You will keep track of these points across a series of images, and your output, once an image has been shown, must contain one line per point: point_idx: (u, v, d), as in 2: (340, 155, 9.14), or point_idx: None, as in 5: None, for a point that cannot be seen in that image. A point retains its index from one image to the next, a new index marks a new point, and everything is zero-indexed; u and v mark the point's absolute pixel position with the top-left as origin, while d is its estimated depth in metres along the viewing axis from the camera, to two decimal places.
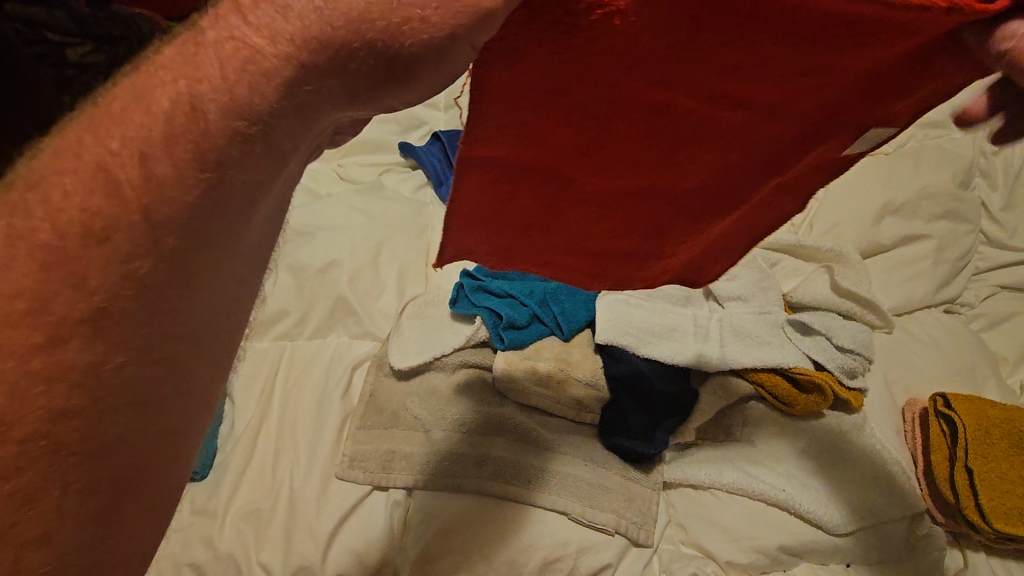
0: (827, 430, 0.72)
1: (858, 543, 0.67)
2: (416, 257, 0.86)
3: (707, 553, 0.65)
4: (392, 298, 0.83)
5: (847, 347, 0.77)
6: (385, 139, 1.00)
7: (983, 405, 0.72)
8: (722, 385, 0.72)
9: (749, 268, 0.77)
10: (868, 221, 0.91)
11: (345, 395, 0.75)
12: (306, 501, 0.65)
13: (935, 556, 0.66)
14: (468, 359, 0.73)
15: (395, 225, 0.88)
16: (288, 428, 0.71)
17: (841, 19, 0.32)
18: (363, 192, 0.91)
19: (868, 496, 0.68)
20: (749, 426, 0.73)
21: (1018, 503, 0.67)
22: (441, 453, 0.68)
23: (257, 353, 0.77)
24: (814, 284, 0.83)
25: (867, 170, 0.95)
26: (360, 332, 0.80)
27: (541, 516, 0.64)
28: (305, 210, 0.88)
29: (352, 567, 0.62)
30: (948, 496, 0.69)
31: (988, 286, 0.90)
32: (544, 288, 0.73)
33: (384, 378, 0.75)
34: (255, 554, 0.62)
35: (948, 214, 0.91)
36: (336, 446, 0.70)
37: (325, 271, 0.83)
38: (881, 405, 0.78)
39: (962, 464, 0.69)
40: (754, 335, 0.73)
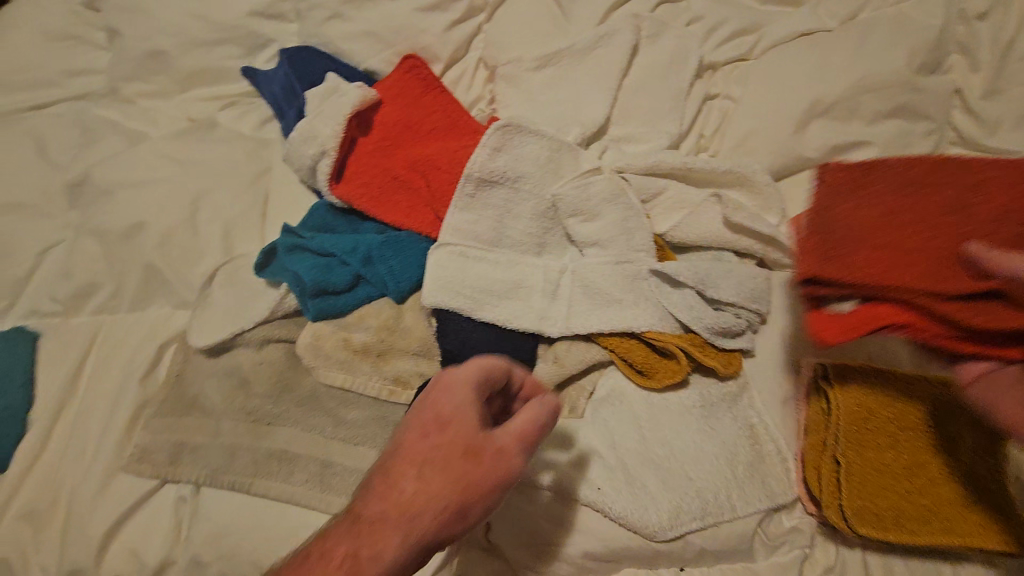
0: (686, 404, 0.62)
1: (753, 545, 0.58)
2: (246, 212, 0.80)
3: (551, 565, 0.57)
4: (214, 261, 0.77)
5: (727, 302, 0.63)
6: (225, 66, 0.91)
7: (877, 371, 0.60)
8: (567, 353, 0.64)
9: (613, 205, 0.67)
10: (788, 127, 0.71)
11: (147, 375, 0.70)
12: (85, 500, 0.63)
13: (794, 556, 0.58)
14: (275, 334, 0.69)
15: (229, 178, 0.81)
16: (84, 416, 0.68)
17: (909, 188, 0.54)
18: (191, 135, 0.85)
19: (726, 474, 0.58)
20: (601, 398, 0.64)
21: (890, 503, 0.57)
22: (222, 446, 0.64)
23: (68, 331, 0.75)
24: (703, 218, 0.68)
25: (794, 59, 0.73)
26: (179, 302, 0.76)
27: (312, 518, 0.61)
28: (113, 164, 0.81)
29: (128, 568, 0.60)
30: (817, 491, 0.58)
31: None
32: (370, 245, 0.70)
33: (190, 358, 0.70)
34: (34, 555, 0.62)
35: (899, 110, 0.70)
36: (128, 436, 0.67)
37: (132, 234, 0.77)
38: (772, 367, 0.64)
39: (831, 455, 0.58)
40: (603, 292, 0.64)
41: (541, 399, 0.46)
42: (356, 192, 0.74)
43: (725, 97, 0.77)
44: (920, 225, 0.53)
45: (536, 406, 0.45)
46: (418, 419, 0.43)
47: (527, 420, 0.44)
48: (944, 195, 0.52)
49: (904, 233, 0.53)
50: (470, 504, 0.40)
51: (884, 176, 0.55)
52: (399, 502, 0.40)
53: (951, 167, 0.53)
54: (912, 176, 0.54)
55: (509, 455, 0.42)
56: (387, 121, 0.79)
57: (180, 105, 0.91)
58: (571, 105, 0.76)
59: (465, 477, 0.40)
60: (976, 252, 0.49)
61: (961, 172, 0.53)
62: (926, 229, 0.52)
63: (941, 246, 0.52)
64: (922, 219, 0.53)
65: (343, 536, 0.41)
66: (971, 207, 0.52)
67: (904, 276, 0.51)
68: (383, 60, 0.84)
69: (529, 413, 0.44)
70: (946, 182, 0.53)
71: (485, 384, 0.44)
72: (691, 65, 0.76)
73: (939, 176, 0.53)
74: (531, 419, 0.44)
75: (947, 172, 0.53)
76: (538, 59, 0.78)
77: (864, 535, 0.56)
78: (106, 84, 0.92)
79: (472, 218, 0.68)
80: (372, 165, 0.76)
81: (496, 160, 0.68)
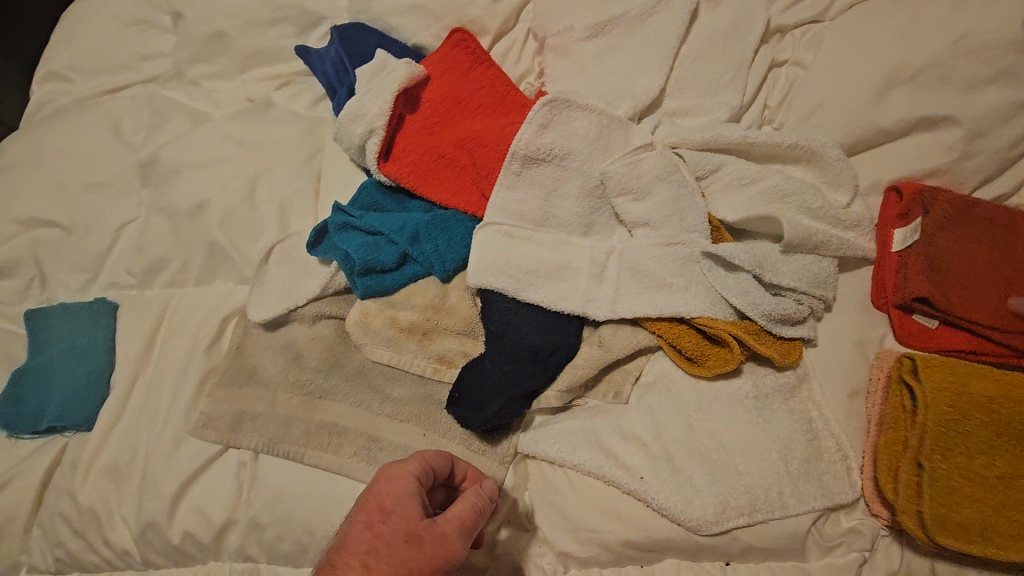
0: (738, 394, 0.59)
1: (806, 545, 0.55)
2: (300, 190, 0.82)
3: (591, 551, 0.56)
4: (271, 238, 0.79)
5: (786, 288, 0.60)
6: (281, 46, 0.93)
7: (971, 370, 0.55)
8: (613, 337, 0.62)
9: (664, 183, 0.64)
10: (866, 96, 0.65)
11: (211, 346, 0.75)
12: (157, 461, 0.68)
13: (850, 558, 0.55)
14: (327, 311, 0.71)
15: (285, 157, 0.83)
16: (157, 383, 0.73)
17: (961, 224, 0.61)
18: (249, 116, 0.87)
19: (779, 469, 0.55)
20: (647, 384, 0.62)
21: (977, 512, 0.52)
22: (277, 416, 0.68)
23: (142, 303, 0.80)
24: (764, 197, 0.63)
25: (876, 20, 0.67)
26: (238, 277, 0.79)
27: (359, 489, 0.63)
28: (179, 145, 0.85)
29: (196, 524, 0.65)
30: (890, 494, 0.54)
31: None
32: (417, 224, 0.71)
33: (250, 332, 0.73)
34: (117, 507, 0.68)
35: (1000, 74, 0.62)
36: (194, 403, 0.71)
37: (197, 212, 0.80)
38: (835, 358, 0.60)
39: (913, 456, 0.54)
40: (652, 275, 0.62)
41: (475, 489, 0.53)
42: (403, 170, 0.74)
43: (794, 64, 0.72)
44: (973, 273, 0.59)
45: (472, 495, 0.52)
46: (365, 508, 0.48)
47: (465, 507, 0.50)
48: (979, 210, 0.61)
49: (961, 262, 0.59)
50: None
51: (933, 218, 0.61)
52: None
53: (986, 212, 0.61)
54: (963, 219, 0.61)
55: (450, 539, 0.47)
56: (435, 98, 0.78)
57: (239, 85, 0.94)
58: (625, 76, 0.72)
59: (412, 560, 0.45)
60: (986, 221, 0.60)
61: (997, 226, 0.60)
62: (972, 246, 0.60)
63: (986, 280, 0.59)
64: (970, 258, 0.59)
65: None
66: (1000, 219, 0.60)
67: (966, 284, 0.59)
68: (432, 34, 0.83)
69: (465, 503, 0.50)
70: (978, 221, 0.60)
71: (425, 478, 0.51)
72: (756, 31, 0.71)
73: (978, 216, 0.61)
74: (469, 507, 0.50)
75: (983, 227, 0.60)
76: (590, 27, 0.74)
77: (949, 546, 0.51)
78: (172, 66, 0.96)
79: (518, 197, 0.67)
80: (419, 143, 0.76)
81: (543, 137, 0.66)
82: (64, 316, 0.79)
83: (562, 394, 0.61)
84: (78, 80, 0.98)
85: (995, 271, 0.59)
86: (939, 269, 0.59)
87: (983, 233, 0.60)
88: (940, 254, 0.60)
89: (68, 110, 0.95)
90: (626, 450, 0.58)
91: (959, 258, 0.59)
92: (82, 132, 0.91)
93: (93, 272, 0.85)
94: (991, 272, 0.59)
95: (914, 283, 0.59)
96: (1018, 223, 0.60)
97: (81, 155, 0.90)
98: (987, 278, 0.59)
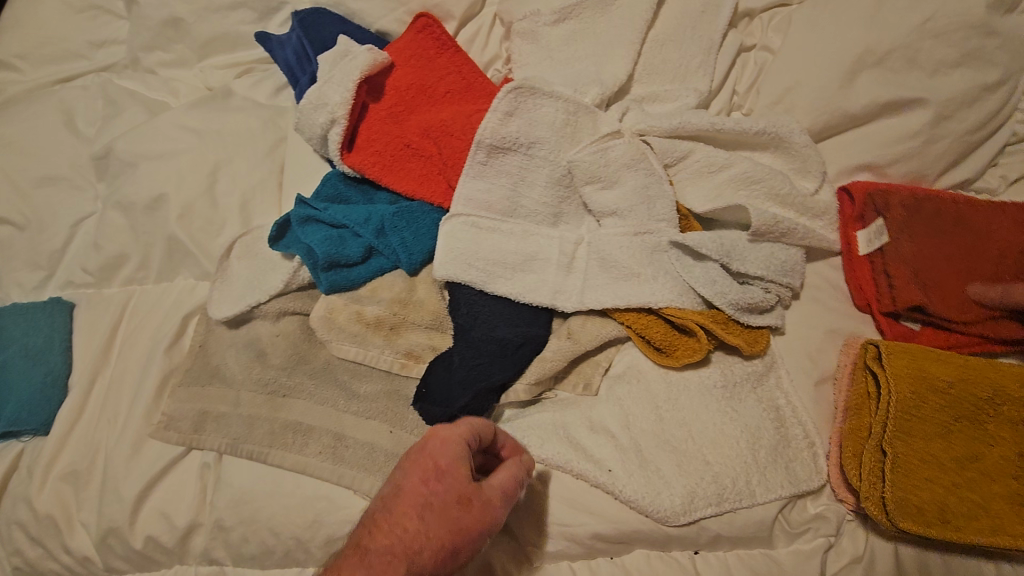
0: (706, 383, 0.59)
1: (773, 532, 0.55)
2: (262, 183, 0.79)
3: (560, 545, 0.56)
4: (233, 232, 0.77)
5: (754, 277, 0.59)
6: (240, 32, 0.89)
7: (934, 353, 0.55)
8: (581, 328, 0.61)
9: (631, 172, 0.63)
10: (833, 80, 0.64)
11: (173, 345, 0.72)
12: (117, 465, 0.66)
13: (816, 544, 0.55)
14: (290, 306, 0.69)
15: (246, 148, 0.80)
16: (117, 384, 0.71)
17: (922, 216, 0.60)
18: (209, 105, 0.84)
19: (747, 458, 0.55)
20: (616, 375, 0.62)
21: (938, 494, 0.52)
22: (241, 416, 0.66)
23: (100, 302, 0.77)
24: (731, 185, 0.63)
25: (843, 2, 0.66)
26: (200, 273, 0.77)
27: (327, 488, 0.62)
28: (135, 137, 0.82)
29: (159, 528, 0.64)
30: (853, 479, 0.54)
31: (1001, 172, 0.65)
32: (382, 215, 0.69)
33: (212, 330, 0.71)
34: (77, 513, 0.66)
35: (965, 57, 0.62)
36: (155, 404, 0.69)
37: (155, 207, 0.78)
38: (801, 346, 0.61)
39: (874, 442, 0.54)
40: (620, 266, 0.61)
41: (516, 460, 0.51)
42: (368, 161, 0.72)
43: (763, 49, 0.71)
44: (938, 265, 0.59)
45: (512, 467, 0.49)
46: (421, 464, 0.45)
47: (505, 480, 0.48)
48: (936, 200, 0.61)
49: (926, 257, 0.59)
50: (461, 546, 0.43)
51: (892, 217, 0.61)
52: (402, 545, 0.41)
53: (941, 199, 0.61)
54: (922, 210, 0.60)
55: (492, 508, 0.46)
56: (399, 85, 0.76)
57: (198, 73, 0.90)
58: (592, 62, 0.70)
59: (462, 523, 0.43)
60: (946, 210, 0.60)
61: (955, 213, 0.60)
62: (936, 240, 0.59)
63: (950, 272, 0.58)
64: (935, 252, 0.59)
65: (355, 563, 0.41)
66: (959, 206, 0.60)
67: (934, 279, 0.59)
68: (397, 20, 0.81)
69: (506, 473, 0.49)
70: (936, 210, 0.60)
71: (473, 442, 0.48)
72: (724, 15, 0.70)
73: (933, 205, 0.61)
74: (510, 477, 0.48)
75: (942, 215, 0.60)
76: (557, 11, 0.72)
77: (912, 530, 0.52)
78: (128, 54, 0.92)
79: (484, 187, 0.65)
80: (383, 132, 0.73)
81: (508, 125, 0.64)
82: (17, 317, 0.76)
83: (531, 388, 0.61)
84: (27, 70, 0.93)
85: (958, 259, 0.59)
86: (905, 270, 0.59)
87: (944, 224, 0.60)
88: (904, 253, 0.60)
89: (17, 101, 0.91)
90: (597, 444, 0.57)
91: (922, 255, 0.59)
92: (33, 124, 0.87)
93: (48, 271, 0.81)
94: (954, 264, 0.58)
95: (885, 293, 0.59)
96: (972, 205, 0.60)
97: (32, 149, 0.86)
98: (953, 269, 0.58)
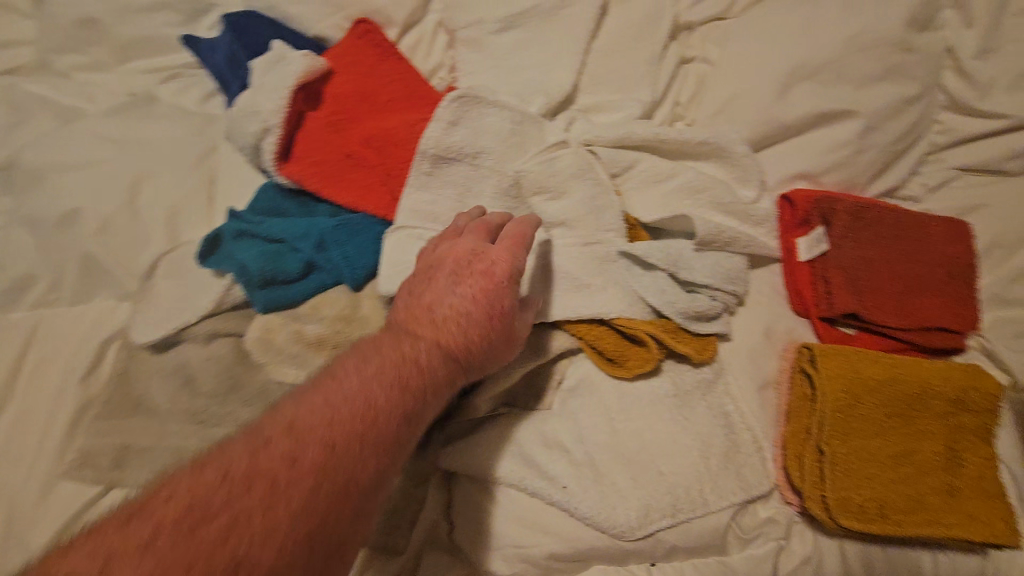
0: (657, 393, 0.58)
1: (726, 540, 0.56)
2: (191, 195, 0.74)
3: (515, 567, 0.54)
4: (159, 248, 0.71)
5: (700, 285, 0.60)
6: (165, 35, 0.84)
7: (870, 356, 0.57)
8: (535, 340, 0.60)
9: (576, 183, 0.63)
10: (769, 91, 0.66)
11: (89, 373, 0.66)
12: (23, 510, 0.59)
13: (768, 548, 0.56)
14: (223, 327, 0.65)
15: (172, 157, 0.75)
16: (20, 419, 0.64)
17: (861, 226, 0.63)
18: (131, 112, 0.78)
19: (699, 466, 0.55)
20: (569, 387, 0.60)
21: (877, 491, 0.54)
22: (168, 449, 0.61)
23: None
24: (676, 194, 0.64)
25: (775, 17, 0.68)
26: (121, 294, 0.71)
27: None
28: (45, 146, 0.75)
29: None
30: (797, 481, 0.56)
31: (923, 180, 0.68)
32: (322, 229, 0.66)
33: (134, 354, 0.65)
34: None
35: (888, 71, 0.65)
36: (69, 439, 0.63)
37: (67, 221, 0.71)
38: (749, 352, 0.61)
39: (815, 443, 0.56)
40: (569, 276, 0.60)
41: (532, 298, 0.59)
42: (306, 172, 0.69)
43: (702, 61, 0.73)
44: (875, 275, 0.62)
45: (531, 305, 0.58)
46: (478, 271, 0.53)
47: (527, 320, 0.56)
48: (875, 211, 0.63)
49: (864, 267, 0.62)
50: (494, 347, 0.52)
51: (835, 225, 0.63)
52: (441, 336, 0.50)
53: (880, 210, 0.63)
54: (861, 220, 0.63)
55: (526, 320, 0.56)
56: (339, 93, 0.73)
57: (119, 77, 0.84)
58: (537, 71, 0.70)
59: (474, 336, 0.51)
60: (884, 221, 0.63)
61: (891, 224, 0.63)
62: (872, 250, 0.63)
63: (885, 282, 0.62)
64: (872, 261, 0.62)
65: (417, 331, 0.50)
66: (896, 217, 0.63)
67: (871, 288, 0.62)
68: (335, 26, 0.78)
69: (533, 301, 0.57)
70: (875, 221, 0.63)
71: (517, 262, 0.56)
72: (665, 26, 0.71)
73: (872, 215, 0.63)
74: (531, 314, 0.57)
75: (880, 226, 0.63)
76: (501, 21, 0.72)
77: (854, 528, 0.53)
78: (37, 56, 0.84)
79: (429, 198, 0.63)
80: (323, 141, 0.70)
81: (450, 138, 0.63)
82: None
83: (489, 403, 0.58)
84: None
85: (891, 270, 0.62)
86: (847, 277, 0.62)
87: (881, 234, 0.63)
88: (846, 261, 0.62)
89: None
90: (549, 457, 0.56)
91: (862, 264, 0.62)
92: None
93: None
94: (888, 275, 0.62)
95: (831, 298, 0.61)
96: (909, 217, 0.63)
97: None
98: (887, 278, 0.62)
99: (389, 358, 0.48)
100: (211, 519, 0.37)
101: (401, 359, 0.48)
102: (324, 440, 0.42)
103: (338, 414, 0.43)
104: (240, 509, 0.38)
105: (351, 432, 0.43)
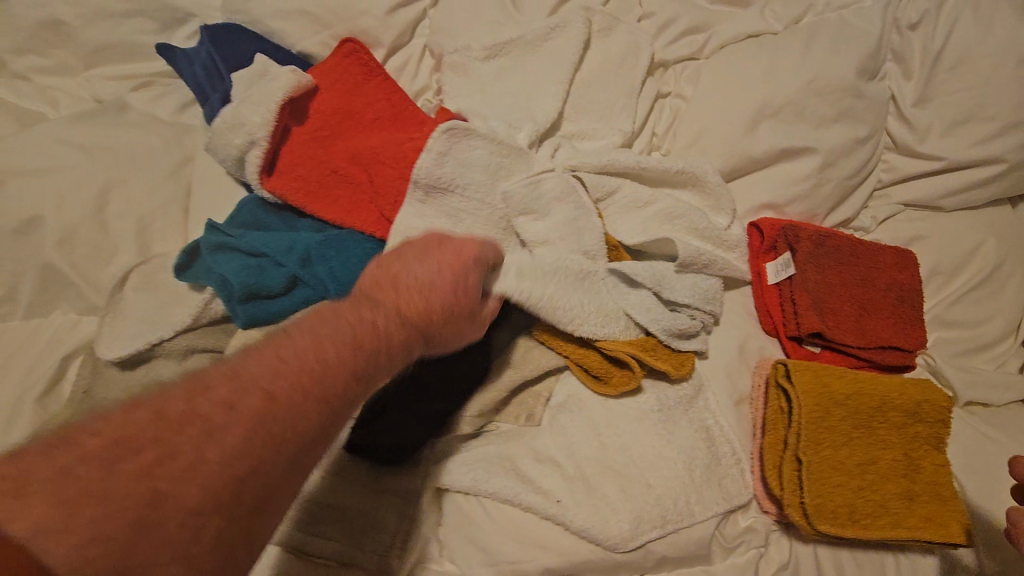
0: (643, 408, 0.61)
1: (711, 549, 0.58)
2: (165, 206, 0.72)
3: None
4: (128, 260, 0.68)
5: (680, 304, 0.63)
6: (138, 41, 0.81)
7: (837, 372, 0.61)
8: (523, 358, 0.61)
9: (562, 206, 0.65)
10: (739, 127, 0.71)
11: (48, 392, 0.62)
12: None
13: (748, 556, 0.59)
14: (202, 343, 0.62)
15: (145, 167, 0.72)
16: None
17: (823, 253, 0.68)
18: (100, 118, 0.75)
19: (684, 478, 0.57)
20: (558, 404, 0.62)
21: (846, 497, 0.58)
22: None
23: None
24: (655, 219, 0.67)
25: (743, 60, 0.74)
26: (85, 307, 0.67)
27: None
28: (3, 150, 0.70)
29: None
30: (776, 490, 0.58)
31: (872, 213, 0.75)
32: (307, 244, 0.65)
33: (101, 371, 0.61)
34: None
35: (842, 114, 0.72)
36: None
37: (26, 230, 0.66)
38: (723, 368, 0.65)
39: (792, 453, 0.59)
40: None
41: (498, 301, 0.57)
42: (291, 187, 0.68)
43: (677, 96, 0.78)
44: (836, 298, 0.67)
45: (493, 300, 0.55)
46: (447, 256, 0.49)
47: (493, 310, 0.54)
48: (833, 239, 0.69)
49: (827, 290, 0.67)
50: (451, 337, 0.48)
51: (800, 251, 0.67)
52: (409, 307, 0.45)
53: (836, 238, 0.69)
54: (822, 246, 0.68)
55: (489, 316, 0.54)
56: (325, 109, 0.73)
57: (86, 82, 0.81)
58: (524, 98, 0.73)
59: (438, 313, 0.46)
60: (841, 248, 0.69)
61: (848, 251, 0.69)
62: (833, 275, 0.68)
63: (846, 305, 0.67)
64: (833, 285, 0.67)
65: (385, 299, 0.45)
66: (851, 245, 0.69)
67: (833, 310, 0.67)
68: (322, 43, 0.78)
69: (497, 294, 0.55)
70: (834, 247, 0.68)
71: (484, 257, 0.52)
72: (643, 62, 0.75)
73: (831, 242, 0.68)
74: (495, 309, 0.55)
75: (838, 253, 0.68)
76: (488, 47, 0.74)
77: (827, 532, 0.56)
78: None
79: (421, 217, 0.64)
80: (308, 156, 0.70)
81: (441, 167, 0.64)
82: None
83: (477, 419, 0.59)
84: None
85: (850, 293, 0.67)
86: (813, 300, 0.66)
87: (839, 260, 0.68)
88: (812, 285, 0.67)
89: None
90: (542, 472, 0.57)
91: (825, 287, 0.67)
92: None
93: None
94: (847, 298, 0.67)
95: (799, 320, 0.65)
96: (861, 245, 0.69)
97: None
98: (847, 301, 0.67)
99: (345, 316, 0.43)
100: (196, 443, 0.34)
101: (359, 319, 0.43)
102: (282, 403, 0.37)
103: (302, 361, 0.39)
104: (217, 427, 0.35)
105: (297, 395, 0.38)
